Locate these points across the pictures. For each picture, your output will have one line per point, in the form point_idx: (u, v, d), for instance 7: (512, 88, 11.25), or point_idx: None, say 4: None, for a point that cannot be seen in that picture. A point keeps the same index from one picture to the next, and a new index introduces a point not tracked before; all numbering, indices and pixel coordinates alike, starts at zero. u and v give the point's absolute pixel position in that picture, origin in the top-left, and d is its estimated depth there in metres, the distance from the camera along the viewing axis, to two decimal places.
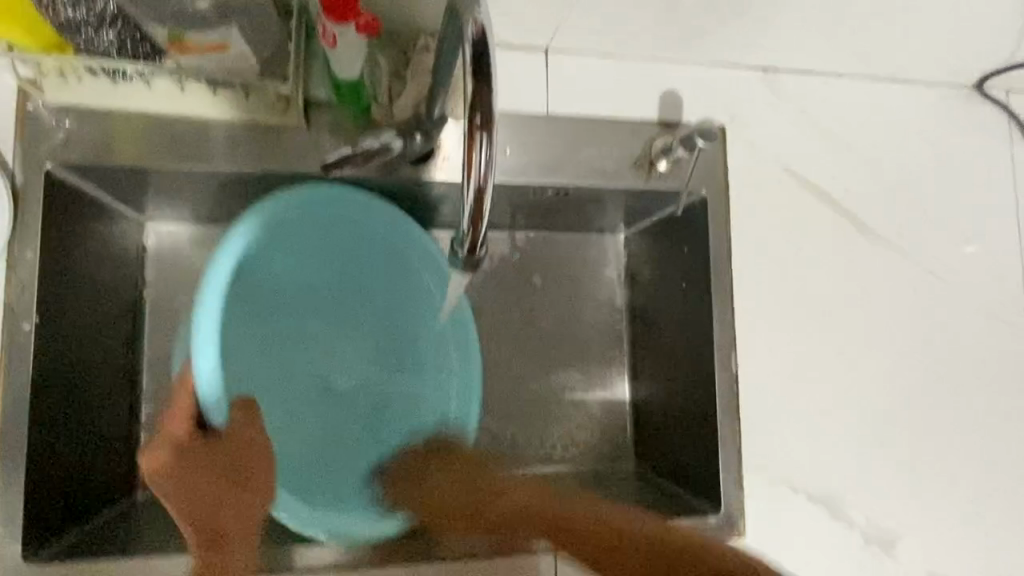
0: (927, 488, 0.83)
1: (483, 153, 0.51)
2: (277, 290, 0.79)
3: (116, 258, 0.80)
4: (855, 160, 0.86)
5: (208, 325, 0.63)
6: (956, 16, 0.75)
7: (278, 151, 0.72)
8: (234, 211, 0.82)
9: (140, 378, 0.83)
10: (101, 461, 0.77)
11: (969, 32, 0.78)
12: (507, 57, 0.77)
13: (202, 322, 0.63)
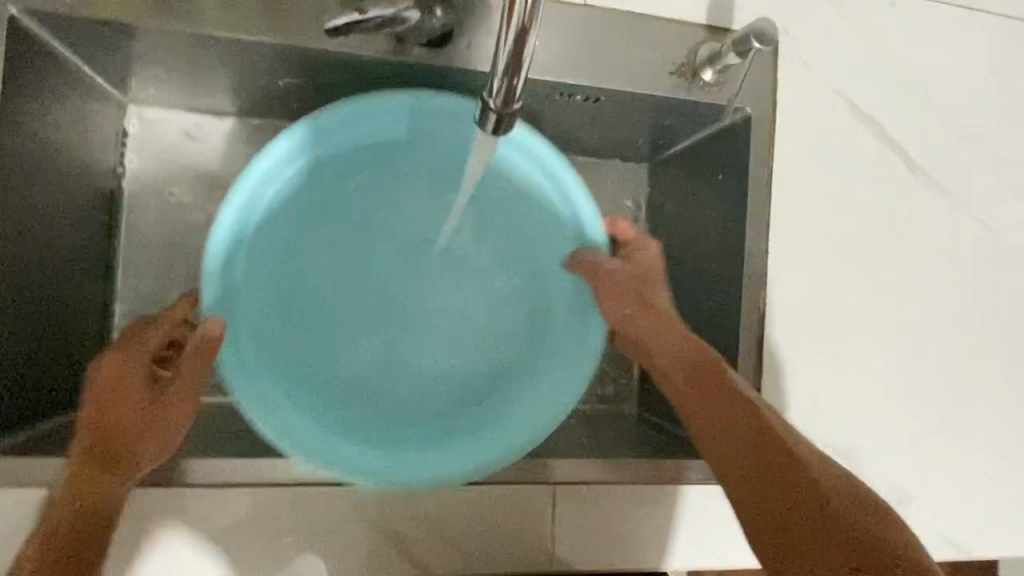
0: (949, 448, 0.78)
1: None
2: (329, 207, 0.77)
3: (96, 137, 0.75)
4: (912, 93, 0.78)
5: (216, 252, 0.66)
6: None
7: (274, 15, 0.64)
8: (227, 87, 0.76)
9: (115, 271, 0.80)
10: (71, 351, 0.73)
11: None
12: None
13: (211, 249, 0.65)
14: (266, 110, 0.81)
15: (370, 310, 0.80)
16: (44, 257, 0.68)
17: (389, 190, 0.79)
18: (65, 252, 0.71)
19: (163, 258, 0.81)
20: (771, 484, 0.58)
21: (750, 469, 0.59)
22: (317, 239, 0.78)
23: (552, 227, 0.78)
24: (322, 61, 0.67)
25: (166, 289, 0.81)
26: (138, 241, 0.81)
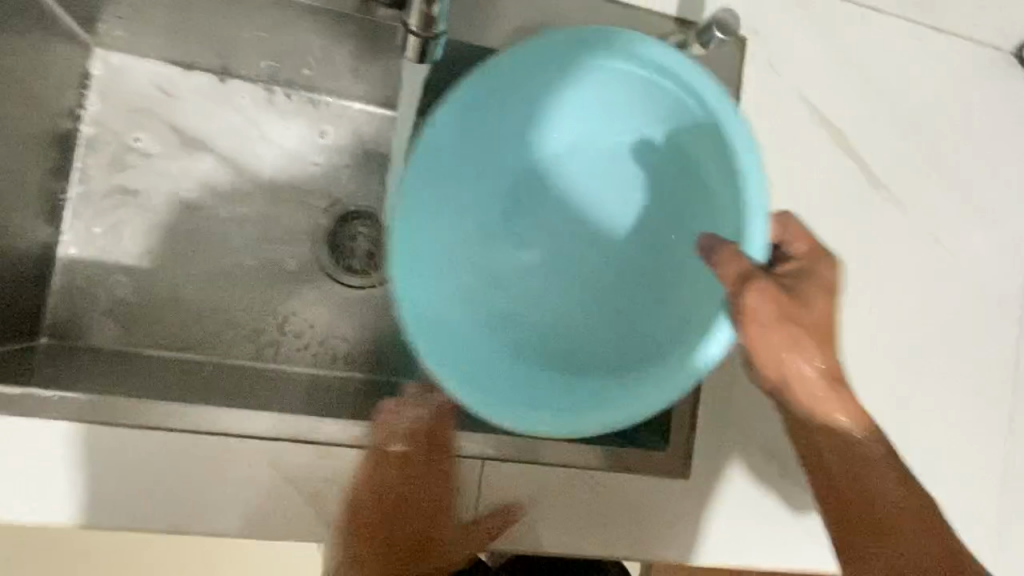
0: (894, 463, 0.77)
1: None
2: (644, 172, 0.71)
3: (56, 74, 0.74)
4: (877, 105, 0.79)
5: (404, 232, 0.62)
6: None
7: None
8: (196, 31, 0.75)
9: (61, 214, 0.79)
10: (7, 288, 0.71)
11: None
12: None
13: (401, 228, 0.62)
14: (235, 66, 0.81)
15: (575, 265, 0.74)
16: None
17: (624, 131, 0.69)
18: (10, 185, 0.69)
19: (115, 205, 0.80)
20: (863, 491, 0.60)
21: (887, 504, 0.60)
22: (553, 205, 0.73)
23: (729, 191, 0.63)
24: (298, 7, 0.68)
25: (114, 236, 0.80)
26: (89, 186, 0.80)
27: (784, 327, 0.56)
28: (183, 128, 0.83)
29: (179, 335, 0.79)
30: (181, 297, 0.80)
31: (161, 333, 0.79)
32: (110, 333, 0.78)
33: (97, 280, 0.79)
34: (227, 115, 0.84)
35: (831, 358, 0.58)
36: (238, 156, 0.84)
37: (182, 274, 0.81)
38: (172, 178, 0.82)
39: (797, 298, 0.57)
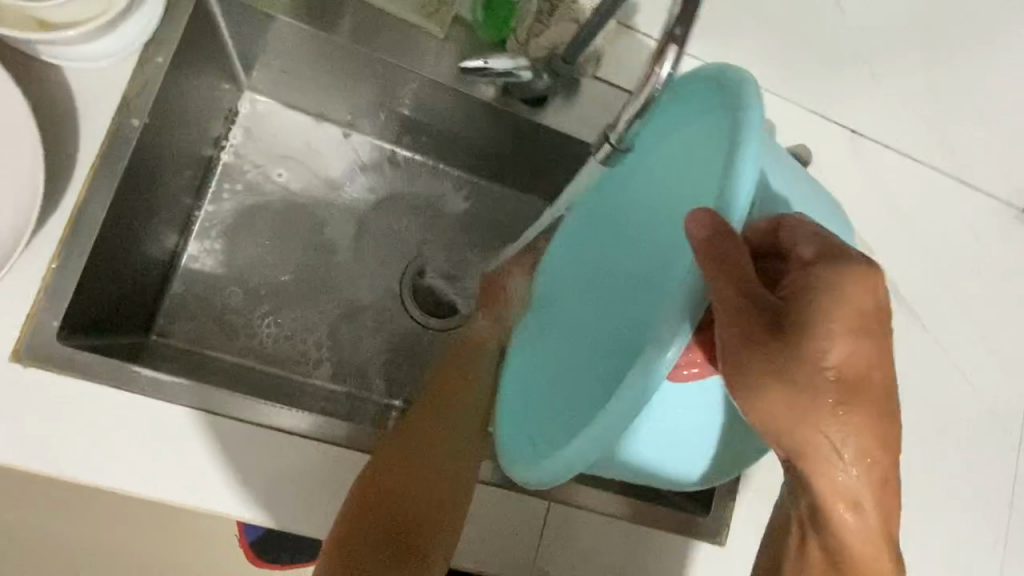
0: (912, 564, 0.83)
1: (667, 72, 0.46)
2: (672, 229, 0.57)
3: (215, 107, 0.85)
4: (914, 238, 0.90)
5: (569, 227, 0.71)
6: None
7: (407, 45, 0.76)
8: (342, 89, 0.87)
9: (189, 228, 0.88)
10: (137, 287, 0.79)
11: None
12: (623, 33, 0.79)
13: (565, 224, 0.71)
14: (362, 122, 0.93)
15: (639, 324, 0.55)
16: (146, 193, 0.74)
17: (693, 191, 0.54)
18: (158, 197, 0.78)
19: (235, 227, 0.90)
20: None
21: None
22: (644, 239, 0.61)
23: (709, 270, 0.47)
24: (438, 87, 0.79)
25: (229, 253, 0.89)
26: (215, 205, 0.89)
27: (802, 379, 0.42)
28: (305, 167, 0.93)
29: (265, 349, 0.87)
30: (273, 314, 0.89)
31: (248, 344, 0.86)
32: (210, 340, 0.85)
33: (203, 289, 0.87)
34: (346, 162, 0.95)
35: (855, 375, 0.43)
36: (350, 198, 0.94)
37: (276, 293, 0.89)
38: (289, 210, 0.92)
39: (783, 355, 0.42)
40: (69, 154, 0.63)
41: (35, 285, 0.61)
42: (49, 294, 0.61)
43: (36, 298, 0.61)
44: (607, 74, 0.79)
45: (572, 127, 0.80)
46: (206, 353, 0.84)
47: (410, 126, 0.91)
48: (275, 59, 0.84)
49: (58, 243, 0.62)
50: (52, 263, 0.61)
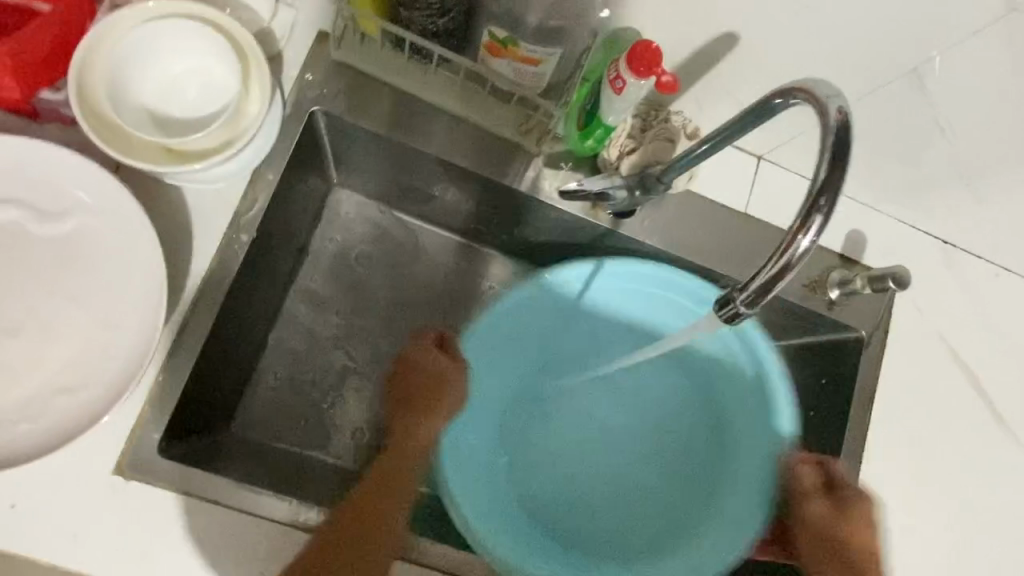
0: None
1: (808, 241, 0.44)
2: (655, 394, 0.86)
3: (308, 206, 0.84)
4: (1007, 353, 0.87)
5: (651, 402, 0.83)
6: None
7: (507, 160, 0.75)
8: (428, 200, 0.86)
9: (274, 322, 0.84)
10: (219, 390, 0.75)
11: None
12: (729, 155, 0.82)
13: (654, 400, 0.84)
14: (449, 222, 0.89)
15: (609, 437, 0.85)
16: (246, 294, 0.74)
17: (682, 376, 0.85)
18: (253, 295, 0.76)
19: (319, 318, 0.86)
20: None
21: None
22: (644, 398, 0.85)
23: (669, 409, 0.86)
24: (543, 202, 0.77)
25: (311, 350, 0.85)
26: (299, 293, 0.86)
27: None
28: (386, 258, 0.90)
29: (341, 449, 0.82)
30: (351, 413, 0.84)
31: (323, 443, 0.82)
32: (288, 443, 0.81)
33: (284, 382, 0.83)
34: (437, 259, 0.91)
35: None
36: (437, 292, 0.90)
37: (356, 392, 0.85)
38: (372, 303, 0.88)
39: None
40: (184, 269, 0.65)
41: (139, 399, 0.62)
42: (155, 403, 0.62)
43: (142, 410, 0.62)
44: (705, 189, 0.80)
45: (661, 242, 0.80)
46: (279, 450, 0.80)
47: (500, 227, 0.86)
48: (367, 164, 0.82)
49: (164, 353, 0.63)
50: (159, 375, 0.63)
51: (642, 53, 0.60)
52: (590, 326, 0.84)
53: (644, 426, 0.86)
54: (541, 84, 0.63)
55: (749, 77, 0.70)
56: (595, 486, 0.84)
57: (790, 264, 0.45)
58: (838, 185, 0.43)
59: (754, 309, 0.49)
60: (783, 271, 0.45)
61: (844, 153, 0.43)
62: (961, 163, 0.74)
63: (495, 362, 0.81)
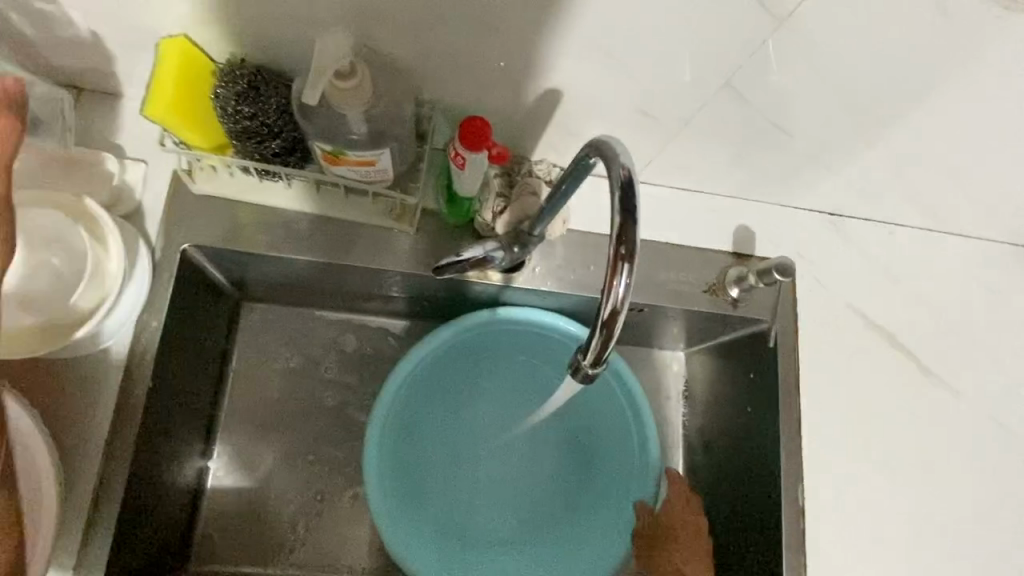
0: None
1: (624, 283, 0.52)
2: (547, 433, 0.90)
3: (211, 330, 0.87)
4: (914, 303, 0.90)
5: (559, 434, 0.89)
6: (1004, 183, 0.83)
7: (385, 247, 0.78)
8: (320, 289, 0.89)
9: (211, 442, 0.90)
10: (169, 522, 0.82)
11: (1015, 200, 0.86)
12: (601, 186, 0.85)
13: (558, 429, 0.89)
14: (357, 307, 0.93)
15: (504, 471, 0.89)
16: (168, 432, 0.80)
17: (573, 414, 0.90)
18: (176, 439, 0.82)
19: (253, 427, 0.91)
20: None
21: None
22: (536, 437, 0.90)
23: (559, 446, 0.90)
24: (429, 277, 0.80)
25: (255, 459, 0.90)
26: (229, 409, 0.91)
27: None
28: (306, 357, 0.93)
29: (322, 558, 0.88)
30: (318, 520, 0.89)
31: (292, 548, 0.88)
32: (250, 557, 0.87)
33: (247, 512, 0.88)
34: (356, 344, 0.95)
35: None
36: (360, 376, 0.94)
37: (319, 497, 0.90)
38: (302, 403, 0.92)
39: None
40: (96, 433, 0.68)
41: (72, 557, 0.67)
42: (88, 557, 0.68)
43: (79, 556, 0.68)
44: (581, 225, 0.82)
45: (554, 282, 0.82)
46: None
47: (401, 302, 0.91)
48: (260, 276, 0.86)
49: (87, 514, 0.68)
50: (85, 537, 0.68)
51: (470, 130, 0.63)
52: (497, 376, 0.90)
53: (564, 461, 0.89)
54: (388, 177, 0.65)
55: (587, 119, 0.73)
56: (497, 519, 0.87)
57: (618, 306, 0.52)
58: (634, 225, 0.51)
59: (603, 357, 0.56)
60: (614, 315, 0.52)
61: (631, 204, 0.51)
62: (812, 147, 0.78)
63: (420, 396, 0.87)
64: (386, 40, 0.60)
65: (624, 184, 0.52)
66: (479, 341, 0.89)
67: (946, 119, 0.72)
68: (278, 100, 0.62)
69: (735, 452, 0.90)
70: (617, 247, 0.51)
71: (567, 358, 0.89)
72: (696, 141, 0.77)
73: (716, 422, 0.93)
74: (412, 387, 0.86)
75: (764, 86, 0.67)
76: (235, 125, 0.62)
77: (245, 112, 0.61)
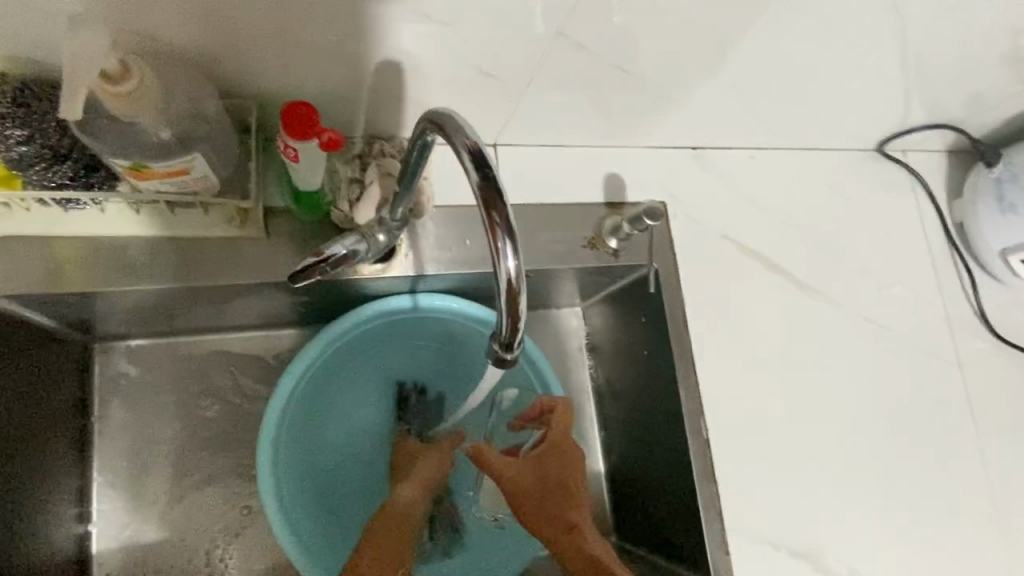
0: (893, 515, 0.87)
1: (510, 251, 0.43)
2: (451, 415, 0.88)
3: (56, 384, 0.77)
4: (781, 222, 0.94)
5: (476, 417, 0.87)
6: (839, 95, 0.87)
7: (235, 260, 0.71)
8: (178, 313, 0.80)
9: (88, 504, 0.81)
10: None
11: (854, 109, 0.91)
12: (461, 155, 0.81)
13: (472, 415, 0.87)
14: (227, 325, 0.86)
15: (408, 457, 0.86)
16: (24, 506, 0.71)
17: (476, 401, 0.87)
18: (39, 508, 0.73)
19: (135, 474, 0.83)
20: None
21: None
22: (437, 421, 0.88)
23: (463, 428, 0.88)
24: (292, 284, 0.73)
25: (140, 512, 0.82)
26: (101, 464, 0.82)
27: None
28: (179, 388, 0.86)
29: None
30: (229, 553, 0.83)
31: None
32: None
33: (147, 566, 0.81)
34: (234, 364, 0.88)
35: None
36: (246, 394, 0.87)
37: (247, 511, 0.84)
38: (186, 439, 0.85)
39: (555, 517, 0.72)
40: None
41: None
42: None
43: None
44: (448, 200, 0.78)
45: (433, 265, 0.77)
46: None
47: (274, 311, 0.84)
48: (101, 314, 0.77)
49: None
50: None
51: (292, 118, 0.56)
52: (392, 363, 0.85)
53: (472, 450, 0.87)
54: (214, 183, 0.58)
55: (428, 90, 0.68)
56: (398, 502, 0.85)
57: (517, 286, 0.44)
58: (503, 195, 0.42)
59: (519, 343, 0.48)
60: (515, 296, 0.45)
61: (491, 171, 0.42)
62: (659, 85, 0.77)
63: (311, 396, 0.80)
64: (172, 36, 0.52)
65: (474, 152, 0.43)
66: (372, 334, 0.83)
67: (777, 39, 0.73)
68: (55, 118, 0.54)
69: (639, 397, 0.91)
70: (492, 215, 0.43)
71: (461, 335, 0.85)
72: (546, 96, 0.74)
73: (619, 370, 0.94)
74: (305, 391, 0.80)
75: (599, 31, 0.65)
76: (8, 153, 0.54)
77: (15, 136, 0.53)
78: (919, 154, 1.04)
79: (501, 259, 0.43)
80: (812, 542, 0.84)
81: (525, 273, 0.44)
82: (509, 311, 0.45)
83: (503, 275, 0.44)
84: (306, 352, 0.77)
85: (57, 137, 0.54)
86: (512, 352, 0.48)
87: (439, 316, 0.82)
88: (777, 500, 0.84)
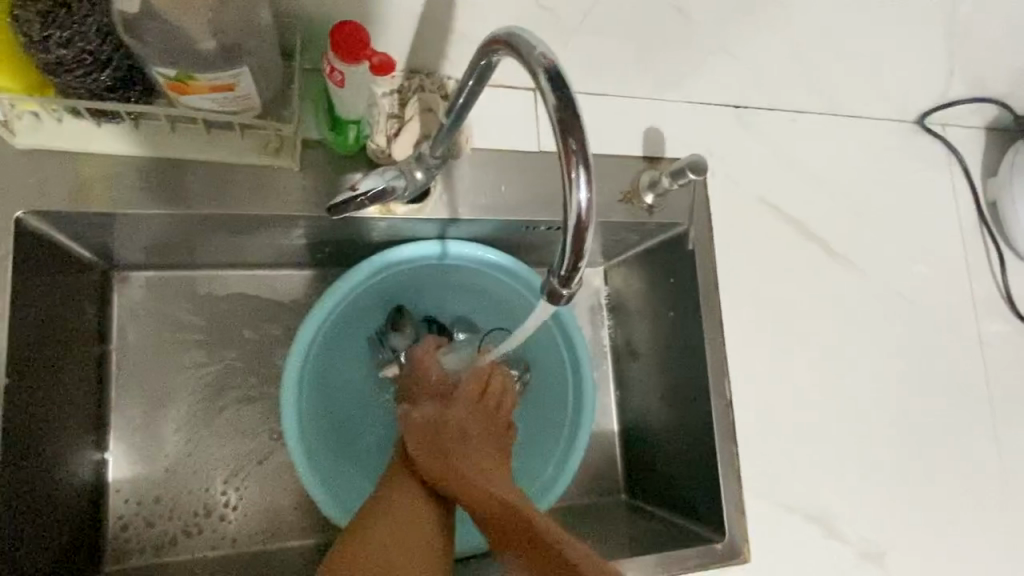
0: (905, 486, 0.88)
1: (581, 181, 0.44)
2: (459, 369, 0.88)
3: (77, 307, 0.76)
4: (817, 189, 0.92)
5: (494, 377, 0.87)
6: (892, 59, 0.84)
7: (267, 189, 0.69)
8: (202, 244, 0.78)
9: (106, 430, 0.81)
10: (73, 523, 0.74)
11: (902, 76, 0.88)
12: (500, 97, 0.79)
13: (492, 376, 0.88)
14: (250, 260, 0.84)
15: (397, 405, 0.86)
16: (46, 427, 0.71)
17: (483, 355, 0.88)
18: (59, 430, 0.73)
19: (154, 403, 0.82)
20: None
21: None
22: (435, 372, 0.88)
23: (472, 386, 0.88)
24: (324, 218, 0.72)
25: (157, 441, 0.81)
26: (119, 391, 0.82)
27: None
28: (199, 320, 0.84)
29: (270, 523, 0.82)
30: (249, 481, 0.83)
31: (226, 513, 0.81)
32: (184, 531, 0.80)
33: (167, 492, 0.81)
34: (254, 299, 0.86)
35: None
36: (266, 331, 0.86)
37: (274, 437, 0.84)
38: (204, 371, 0.84)
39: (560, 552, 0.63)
40: None
41: None
42: None
43: None
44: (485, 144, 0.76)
45: (467, 210, 0.75)
46: (210, 557, 0.80)
47: (300, 249, 0.83)
48: (124, 238, 0.74)
49: None
50: None
51: (343, 37, 0.54)
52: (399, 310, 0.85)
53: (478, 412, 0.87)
54: (256, 102, 0.56)
55: (478, 23, 0.66)
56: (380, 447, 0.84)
57: (587, 221, 0.44)
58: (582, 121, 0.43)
59: (578, 279, 0.48)
60: (583, 232, 0.45)
61: (567, 93, 0.43)
62: (713, 36, 0.74)
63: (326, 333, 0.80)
64: None
65: (551, 74, 0.43)
66: (394, 277, 0.82)
67: None
68: (98, 21, 0.51)
69: (661, 357, 0.91)
70: (568, 144, 0.44)
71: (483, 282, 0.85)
72: (595, 39, 0.72)
73: (642, 329, 0.94)
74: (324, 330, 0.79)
75: None
76: (47, 56, 0.51)
77: (57, 38, 0.50)
78: (958, 128, 1.02)
79: (572, 188, 0.43)
80: (825, 507, 0.85)
81: (593, 208, 0.44)
82: (574, 243, 0.45)
83: (572, 208, 0.45)
84: (329, 295, 0.76)
85: (98, 43, 0.51)
86: (570, 288, 0.48)
87: (464, 264, 0.81)
88: (794, 466, 0.84)
